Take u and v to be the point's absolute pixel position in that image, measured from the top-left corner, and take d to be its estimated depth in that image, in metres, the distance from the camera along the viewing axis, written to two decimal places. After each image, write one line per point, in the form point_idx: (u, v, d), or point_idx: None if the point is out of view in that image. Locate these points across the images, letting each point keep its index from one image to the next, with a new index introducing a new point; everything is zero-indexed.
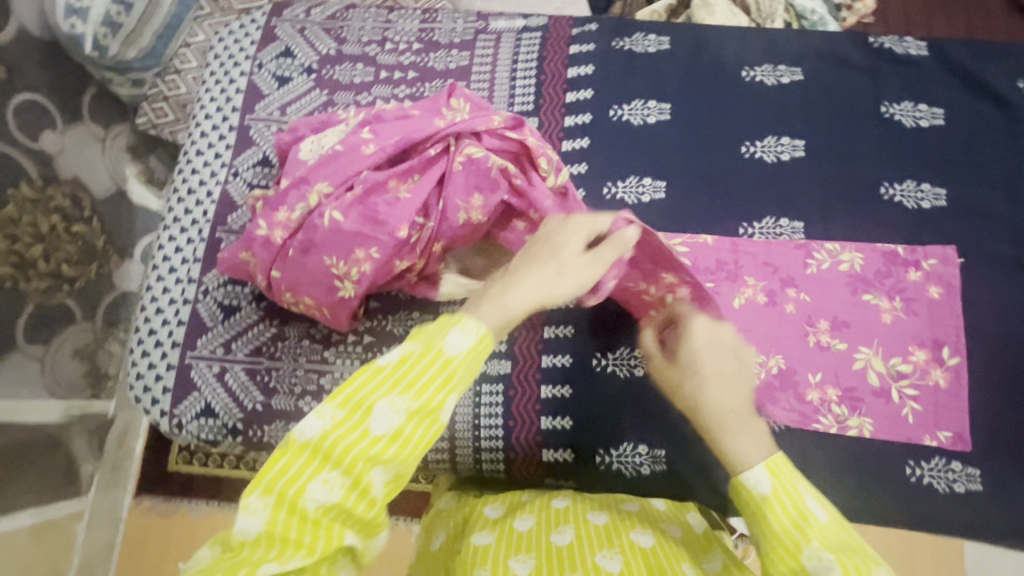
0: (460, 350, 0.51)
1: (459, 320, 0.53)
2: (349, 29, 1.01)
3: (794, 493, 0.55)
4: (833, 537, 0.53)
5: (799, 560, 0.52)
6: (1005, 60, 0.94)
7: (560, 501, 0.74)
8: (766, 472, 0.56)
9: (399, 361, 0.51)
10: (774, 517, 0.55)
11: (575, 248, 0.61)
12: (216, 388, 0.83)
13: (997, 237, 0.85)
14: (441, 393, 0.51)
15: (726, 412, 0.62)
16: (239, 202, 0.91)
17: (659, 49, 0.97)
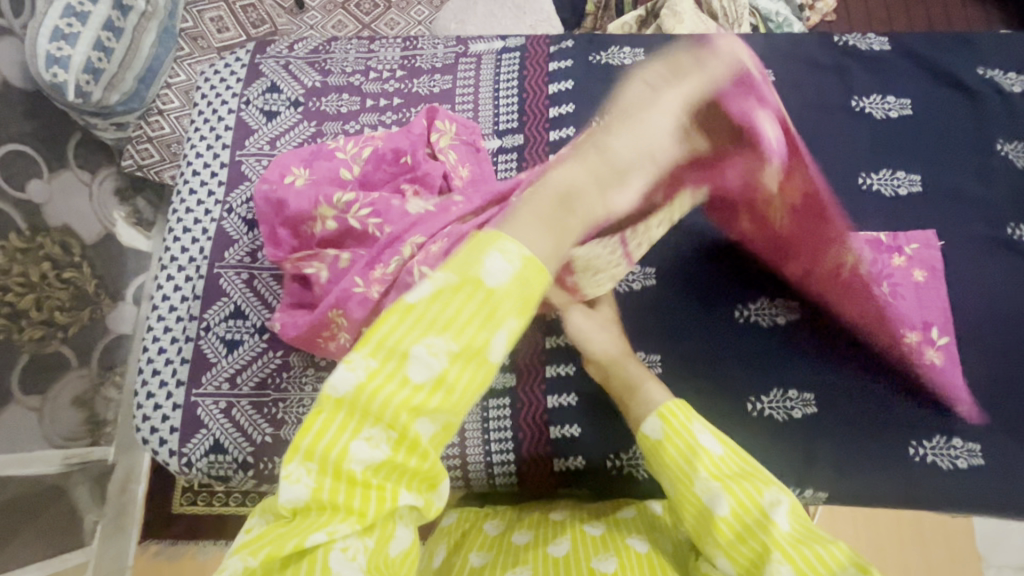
0: (500, 278, 0.49)
1: (496, 243, 0.50)
2: (333, 61, 1.04)
3: (688, 431, 0.64)
4: (725, 469, 0.62)
5: (695, 492, 0.62)
6: (963, 49, 0.99)
7: (557, 513, 0.78)
8: (659, 420, 0.66)
9: (431, 298, 0.49)
10: (672, 456, 0.64)
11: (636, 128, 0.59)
12: (224, 423, 0.83)
13: (973, 217, 0.88)
14: (485, 330, 0.49)
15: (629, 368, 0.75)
16: (235, 238, 0.92)
17: (635, 60, 1.00)
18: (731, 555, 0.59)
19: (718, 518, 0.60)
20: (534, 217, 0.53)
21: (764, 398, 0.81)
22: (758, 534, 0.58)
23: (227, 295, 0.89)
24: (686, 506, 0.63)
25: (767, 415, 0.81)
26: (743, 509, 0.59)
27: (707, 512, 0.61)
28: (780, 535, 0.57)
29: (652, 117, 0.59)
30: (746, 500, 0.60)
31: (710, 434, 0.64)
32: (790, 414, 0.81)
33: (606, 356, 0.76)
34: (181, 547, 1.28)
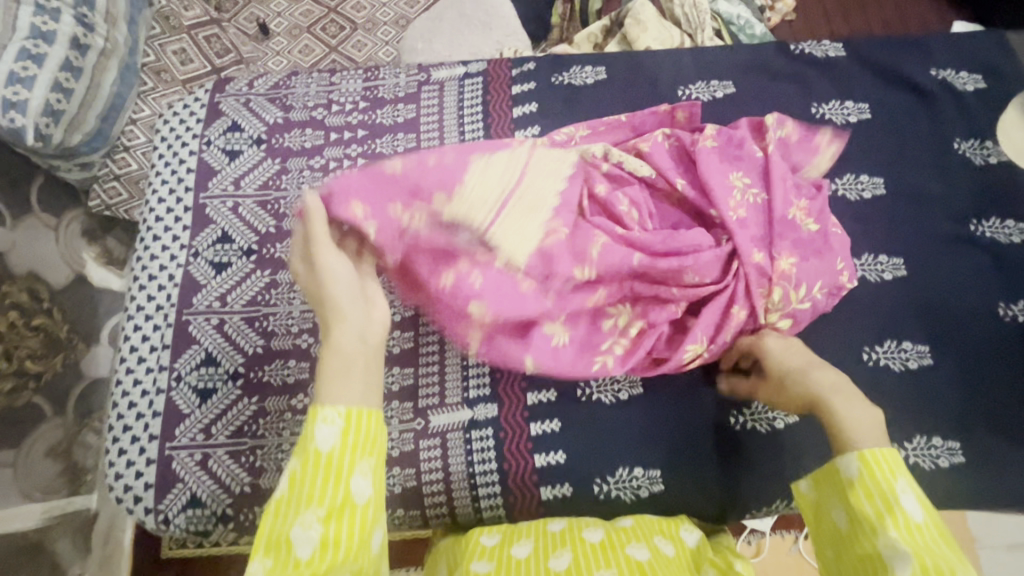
0: (333, 442, 0.59)
1: (319, 415, 0.60)
2: (294, 96, 1.02)
3: (889, 481, 0.60)
4: (920, 538, 0.57)
5: (876, 545, 0.57)
6: (916, 50, 1.01)
7: (556, 525, 0.76)
8: (857, 459, 0.62)
9: (292, 485, 0.59)
10: (861, 499, 0.60)
11: (339, 265, 0.69)
12: (201, 477, 0.81)
13: (936, 217, 0.90)
14: (344, 483, 0.59)
15: (831, 391, 0.67)
16: (203, 282, 0.90)
17: (597, 79, 1.00)
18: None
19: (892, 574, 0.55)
20: (337, 378, 0.63)
21: (746, 411, 0.82)
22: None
23: (197, 342, 0.87)
24: (856, 549, 0.59)
25: (750, 427, 0.81)
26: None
27: (882, 565, 0.56)
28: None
29: (331, 258, 0.69)
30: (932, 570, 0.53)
31: (915, 497, 0.59)
32: (774, 425, 0.81)
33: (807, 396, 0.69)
34: None
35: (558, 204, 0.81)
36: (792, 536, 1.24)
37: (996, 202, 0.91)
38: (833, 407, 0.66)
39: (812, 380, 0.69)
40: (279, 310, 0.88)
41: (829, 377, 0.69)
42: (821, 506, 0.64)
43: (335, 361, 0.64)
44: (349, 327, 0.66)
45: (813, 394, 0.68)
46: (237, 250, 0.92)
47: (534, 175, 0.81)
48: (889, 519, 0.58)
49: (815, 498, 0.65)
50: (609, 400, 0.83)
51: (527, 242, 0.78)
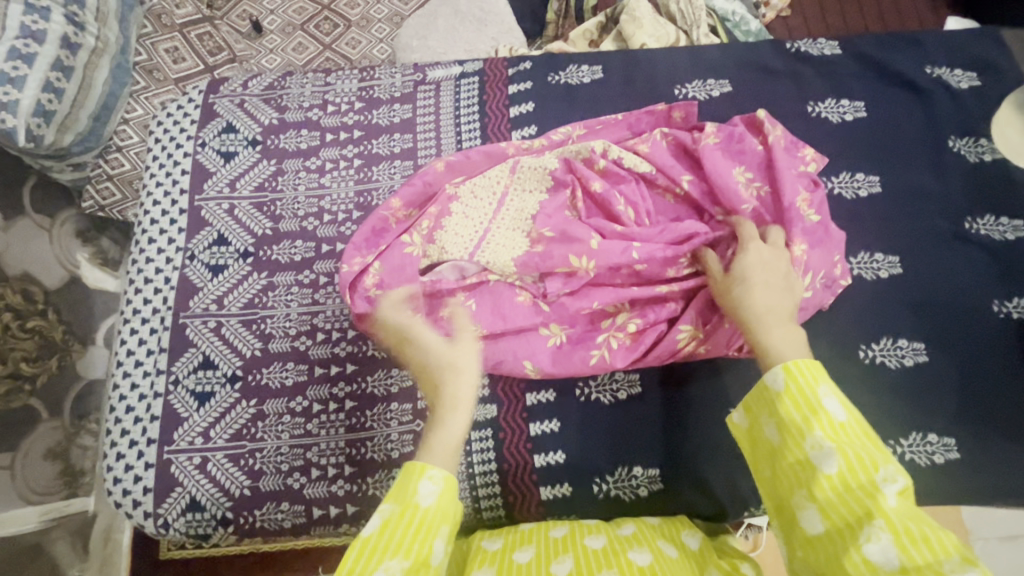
0: (432, 500, 0.60)
1: (424, 472, 0.61)
2: (289, 96, 1.01)
3: (814, 389, 0.60)
4: (846, 438, 0.58)
5: (805, 449, 0.58)
6: (912, 48, 1.01)
7: (558, 531, 0.76)
8: (784, 372, 0.62)
9: (380, 529, 0.57)
10: (789, 408, 0.60)
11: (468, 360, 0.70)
12: (200, 480, 0.81)
13: (932, 215, 0.90)
14: (428, 541, 0.58)
15: (768, 312, 0.68)
16: (200, 285, 0.89)
17: (594, 78, 1.00)
18: (825, 511, 0.55)
19: (822, 474, 0.56)
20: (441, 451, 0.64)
21: None
22: (863, 499, 0.54)
23: (194, 345, 0.87)
24: (786, 457, 0.60)
25: None
26: (853, 472, 0.55)
27: (812, 468, 0.57)
28: (888, 508, 0.52)
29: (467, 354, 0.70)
30: (857, 465, 0.56)
31: (835, 398, 0.60)
32: None
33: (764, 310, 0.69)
34: None
35: (539, 212, 0.84)
36: None
37: (992, 199, 0.91)
38: (763, 327, 0.67)
39: (753, 299, 0.70)
40: (276, 313, 0.88)
41: (769, 300, 0.70)
42: (756, 425, 0.64)
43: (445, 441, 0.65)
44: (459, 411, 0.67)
45: (746, 307, 0.69)
46: (234, 252, 0.91)
47: (511, 189, 0.86)
48: (817, 423, 0.58)
49: (750, 419, 0.65)
50: (608, 399, 0.83)
51: (514, 250, 0.82)
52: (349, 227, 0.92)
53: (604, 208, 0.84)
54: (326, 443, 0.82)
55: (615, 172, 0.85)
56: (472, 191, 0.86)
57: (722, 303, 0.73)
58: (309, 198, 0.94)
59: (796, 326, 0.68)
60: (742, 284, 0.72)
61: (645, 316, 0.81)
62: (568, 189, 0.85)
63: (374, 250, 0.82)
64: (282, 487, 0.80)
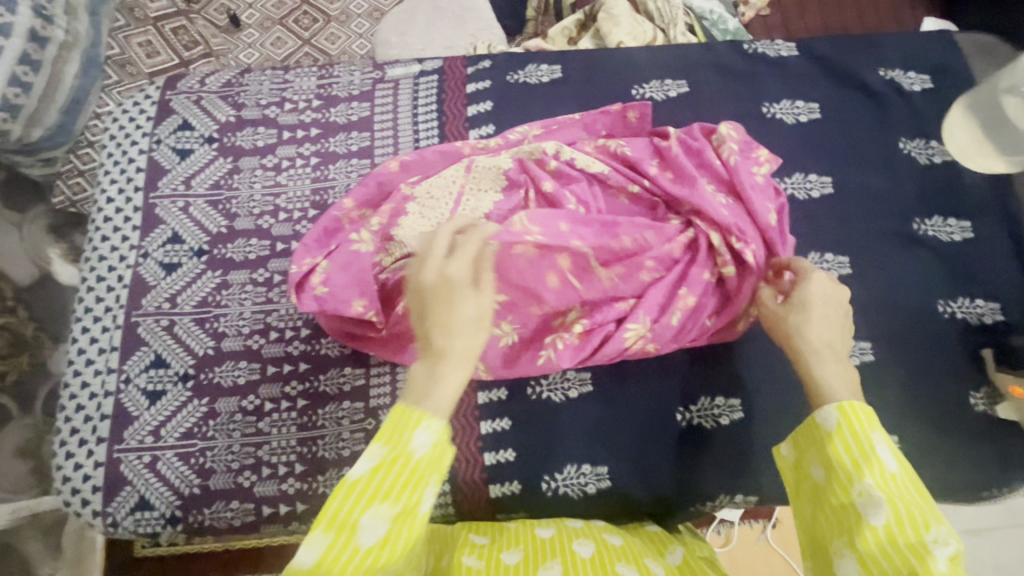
0: (425, 450, 0.54)
1: (421, 419, 0.54)
2: (247, 93, 1.01)
3: (866, 433, 0.58)
4: (898, 491, 0.55)
5: (850, 494, 0.56)
6: (868, 50, 1.02)
7: (545, 531, 0.73)
8: (836, 411, 0.60)
9: (371, 473, 0.53)
10: (838, 449, 0.58)
11: (470, 300, 0.60)
12: (149, 479, 0.81)
13: (882, 215, 0.92)
14: (418, 490, 0.54)
15: (823, 347, 0.66)
16: (153, 283, 0.89)
17: (553, 78, 1.00)
18: (865, 563, 0.52)
19: (866, 524, 0.54)
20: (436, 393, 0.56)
21: (692, 408, 0.83)
22: (910, 559, 0.50)
23: (146, 344, 0.86)
24: (831, 500, 0.58)
25: (695, 423, 0.83)
26: (903, 528, 0.52)
27: (858, 516, 0.55)
28: (938, 572, 0.49)
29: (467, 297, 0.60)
30: (908, 521, 0.52)
31: (890, 449, 0.58)
32: (719, 421, 0.83)
33: (815, 344, 0.66)
34: None
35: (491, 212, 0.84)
36: (760, 525, 1.25)
37: (940, 201, 0.92)
38: (818, 364, 0.64)
39: (809, 334, 0.66)
40: (230, 311, 0.88)
41: (826, 334, 0.67)
42: (802, 463, 0.63)
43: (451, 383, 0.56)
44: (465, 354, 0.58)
45: (802, 339, 0.66)
46: (188, 251, 0.91)
47: (466, 188, 0.85)
48: (867, 469, 0.56)
49: (796, 455, 0.64)
50: (558, 398, 0.84)
51: None
52: (304, 226, 0.92)
53: (554, 207, 0.84)
54: (277, 442, 0.82)
55: (567, 172, 0.85)
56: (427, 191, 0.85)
57: (774, 331, 0.70)
58: (265, 196, 0.93)
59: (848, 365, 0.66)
60: (804, 313, 0.68)
61: (593, 316, 0.80)
62: (519, 190, 0.85)
63: (323, 250, 0.82)
64: (233, 486, 0.80)
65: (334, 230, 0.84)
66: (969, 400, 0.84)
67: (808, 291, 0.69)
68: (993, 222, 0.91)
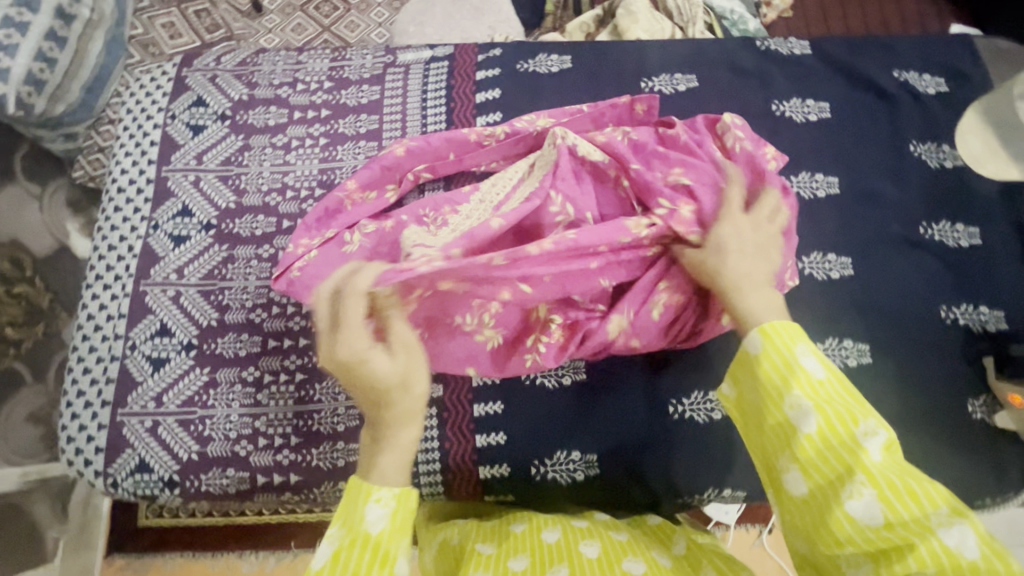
0: (382, 523, 0.57)
1: (371, 493, 0.58)
2: (260, 73, 1.02)
3: (791, 349, 0.59)
4: (825, 394, 0.57)
5: (784, 410, 0.58)
6: (883, 52, 1.01)
7: (551, 535, 0.70)
8: (761, 336, 0.60)
9: (332, 560, 0.55)
10: (767, 371, 0.59)
11: (383, 364, 0.61)
12: (150, 443, 0.83)
13: (887, 218, 0.91)
14: (387, 564, 0.55)
15: (744, 279, 0.68)
16: (162, 254, 0.91)
17: (562, 68, 1.00)
18: (808, 471, 0.56)
19: (803, 436, 0.56)
20: (391, 462, 0.61)
21: (685, 401, 0.83)
22: (844, 457, 0.54)
23: (153, 312, 0.89)
24: (768, 420, 0.59)
25: (688, 417, 0.83)
26: (834, 430, 0.55)
27: (793, 430, 0.57)
28: (870, 463, 0.53)
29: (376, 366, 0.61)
30: (837, 422, 0.55)
31: (814, 357, 0.59)
32: (711, 416, 0.83)
33: (735, 278, 0.69)
34: (147, 560, 1.23)
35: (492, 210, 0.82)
36: (756, 530, 1.23)
37: (949, 206, 0.91)
38: (741, 293, 0.68)
39: (726, 268, 0.70)
40: (235, 284, 0.90)
41: (744, 267, 0.70)
42: (740, 392, 0.63)
43: (402, 449, 0.62)
44: (408, 421, 0.62)
45: (721, 276, 0.70)
46: (197, 224, 0.93)
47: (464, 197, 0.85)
48: (795, 383, 0.57)
49: (734, 389, 0.64)
50: (552, 384, 0.85)
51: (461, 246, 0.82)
52: (310, 205, 0.93)
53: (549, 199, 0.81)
54: (275, 413, 0.84)
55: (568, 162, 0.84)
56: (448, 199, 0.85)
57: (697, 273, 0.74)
58: (274, 173, 0.95)
59: (772, 288, 0.68)
60: (716, 251, 0.72)
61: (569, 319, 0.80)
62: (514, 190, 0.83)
63: (321, 232, 0.84)
64: (230, 454, 0.82)
65: (336, 211, 0.86)
66: (968, 408, 0.83)
67: (721, 231, 0.73)
68: (1002, 229, 0.90)
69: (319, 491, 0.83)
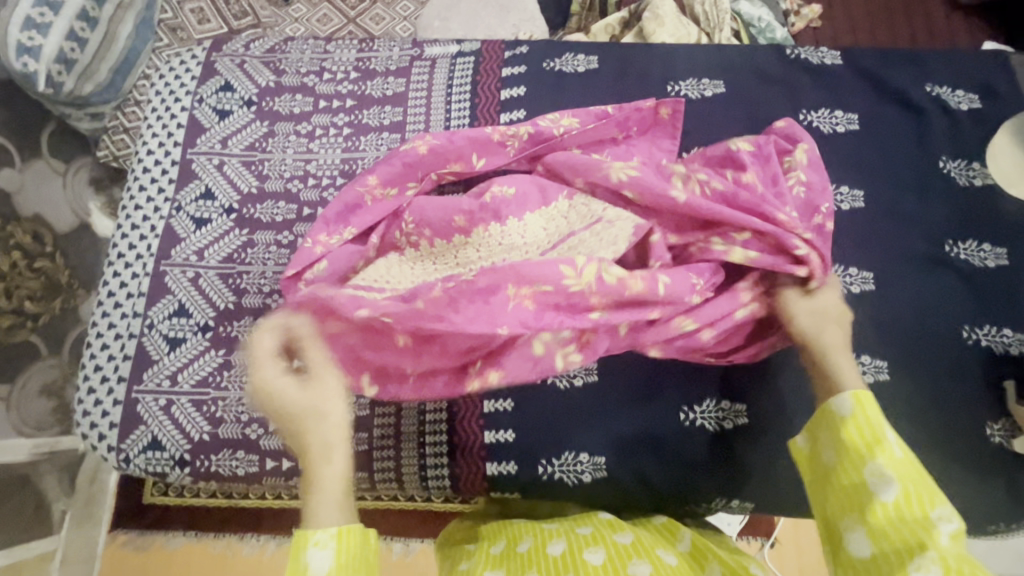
0: (328, 564, 0.60)
1: (311, 539, 0.61)
2: (288, 61, 1.03)
3: (878, 422, 0.62)
4: (907, 471, 0.60)
5: (862, 473, 0.60)
6: (916, 66, 1.00)
7: (556, 548, 0.69)
8: (852, 400, 0.64)
9: None
10: (851, 433, 0.63)
11: (294, 393, 0.69)
12: (163, 421, 0.84)
13: (912, 235, 0.89)
14: None
15: (839, 351, 0.71)
16: (183, 235, 0.92)
17: (588, 68, 1.00)
18: (876, 535, 0.57)
19: (878, 500, 0.58)
20: (325, 500, 0.65)
21: (697, 409, 0.83)
22: (917, 530, 0.55)
23: (171, 293, 0.90)
24: (842, 480, 0.62)
25: (699, 424, 0.82)
26: (909, 504, 0.57)
27: (868, 493, 0.59)
28: (943, 543, 0.53)
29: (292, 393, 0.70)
30: (913, 498, 0.57)
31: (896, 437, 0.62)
32: (722, 424, 0.82)
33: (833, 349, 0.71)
34: (150, 537, 1.24)
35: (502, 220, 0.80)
36: (758, 543, 1.21)
37: (976, 225, 0.90)
38: (835, 360, 0.70)
39: (821, 335, 0.72)
40: (253, 269, 0.91)
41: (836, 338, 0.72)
42: (815, 448, 0.66)
43: (335, 482, 0.67)
44: (335, 454, 0.68)
45: (818, 341, 0.72)
46: (218, 208, 0.94)
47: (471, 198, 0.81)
48: (879, 451, 0.60)
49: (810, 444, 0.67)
50: (563, 384, 0.84)
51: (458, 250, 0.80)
52: (331, 193, 0.94)
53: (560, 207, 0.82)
54: None
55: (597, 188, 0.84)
56: (452, 209, 0.81)
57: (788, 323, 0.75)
58: (296, 161, 0.96)
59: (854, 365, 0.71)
60: (817, 317, 0.74)
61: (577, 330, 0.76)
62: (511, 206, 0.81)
63: (342, 224, 0.85)
64: (240, 437, 0.83)
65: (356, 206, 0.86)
66: (985, 431, 0.82)
67: (825, 299, 0.75)
68: None
69: None
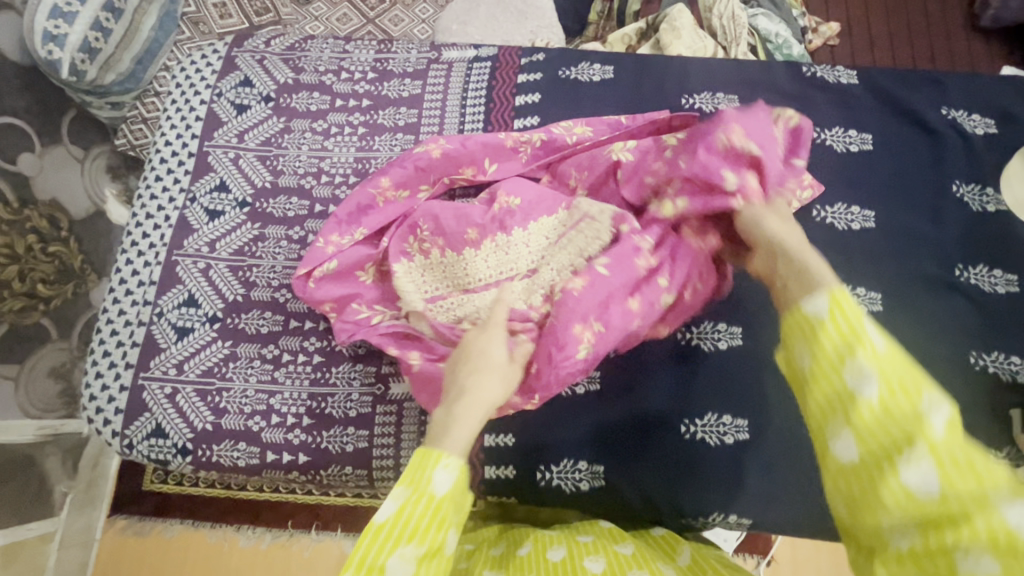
0: (447, 489, 0.53)
1: (441, 457, 0.54)
2: (307, 59, 1.04)
3: (855, 316, 0.49)
4: (891, 359, 0.47)
5: (842, 376, 0.48)
6: (933, 88, 0.99)
7: (556, 553, 0.68)
8: (829, 300, 0.50)
9: (396, 515, 0.52)
10: (827, 336, 0.49)
11: (501, 354, 0.66)
12: (167, 409, 0.85)
13: (922, 257, 0.89)
14: (444, 530, 0.52)
15: (804, 247, 0.62)
16: (196, 226, 0.94)
17: (603, 78, 1.01)
18: (862, 440, 0.46)
19: (861, 401, 0.46)
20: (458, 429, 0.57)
21: (698, 422, 0.83)
22: (904, 425, 0.45)
23: (182, 283, 0.91)
24: (819, 388, 0.49)
25: (700, 438, 0.82)
26: (895, 396, 0.46)
27: (848, 395, 0.47)
28: (936, 435, 0.44)
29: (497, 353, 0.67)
30: (897, 387, 0.46)
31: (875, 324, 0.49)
32: (722, 439, 0.82)
33: (796, 248, 0.62)
34: (149, 524, 1.25)
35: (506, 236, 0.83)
36: (753, 561, 1.21)
37: (987, 250, 0.89)
38: (800, 256, 0.60)
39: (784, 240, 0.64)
40: (263, 263, 0.92)
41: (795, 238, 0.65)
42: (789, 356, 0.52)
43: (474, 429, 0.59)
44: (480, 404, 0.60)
45: (781, 244, 0.63)
46: (232, 201, 0.95)
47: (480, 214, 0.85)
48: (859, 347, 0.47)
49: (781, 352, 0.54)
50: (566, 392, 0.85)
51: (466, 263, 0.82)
52: (343, 191, 0.95)
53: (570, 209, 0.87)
54: (288, 393, 0.85)
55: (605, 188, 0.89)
56: (465, 219, 0.82)
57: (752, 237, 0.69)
58: (311, 158, 0.97)
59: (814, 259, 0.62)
60: (777, 229, 0.67)
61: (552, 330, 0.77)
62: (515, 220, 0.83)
63: (355, 224, 0.85)
64: (242, 428, 0.84)
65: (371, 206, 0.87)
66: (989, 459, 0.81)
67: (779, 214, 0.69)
68: None
69: (325, 474, 0.84)
